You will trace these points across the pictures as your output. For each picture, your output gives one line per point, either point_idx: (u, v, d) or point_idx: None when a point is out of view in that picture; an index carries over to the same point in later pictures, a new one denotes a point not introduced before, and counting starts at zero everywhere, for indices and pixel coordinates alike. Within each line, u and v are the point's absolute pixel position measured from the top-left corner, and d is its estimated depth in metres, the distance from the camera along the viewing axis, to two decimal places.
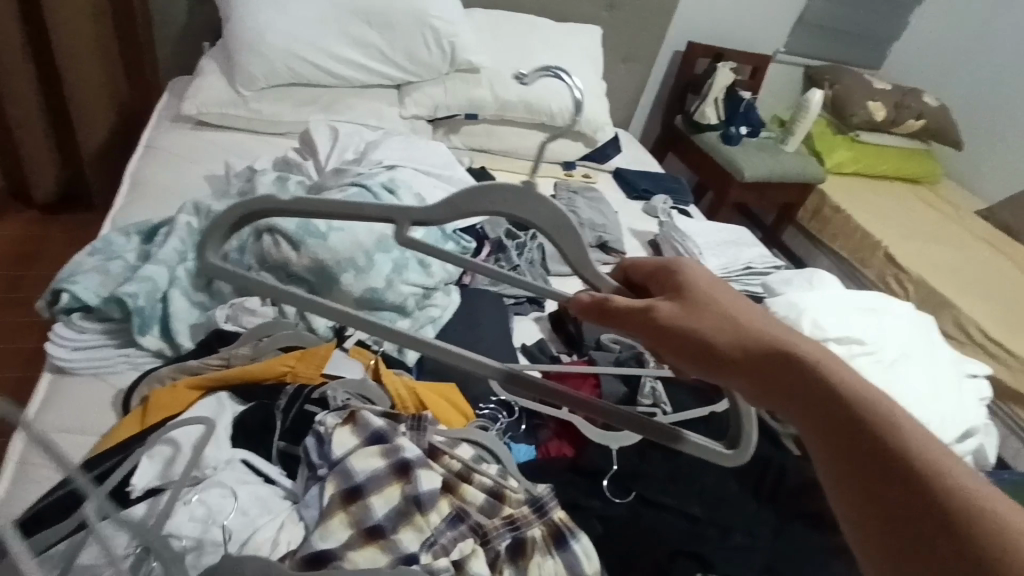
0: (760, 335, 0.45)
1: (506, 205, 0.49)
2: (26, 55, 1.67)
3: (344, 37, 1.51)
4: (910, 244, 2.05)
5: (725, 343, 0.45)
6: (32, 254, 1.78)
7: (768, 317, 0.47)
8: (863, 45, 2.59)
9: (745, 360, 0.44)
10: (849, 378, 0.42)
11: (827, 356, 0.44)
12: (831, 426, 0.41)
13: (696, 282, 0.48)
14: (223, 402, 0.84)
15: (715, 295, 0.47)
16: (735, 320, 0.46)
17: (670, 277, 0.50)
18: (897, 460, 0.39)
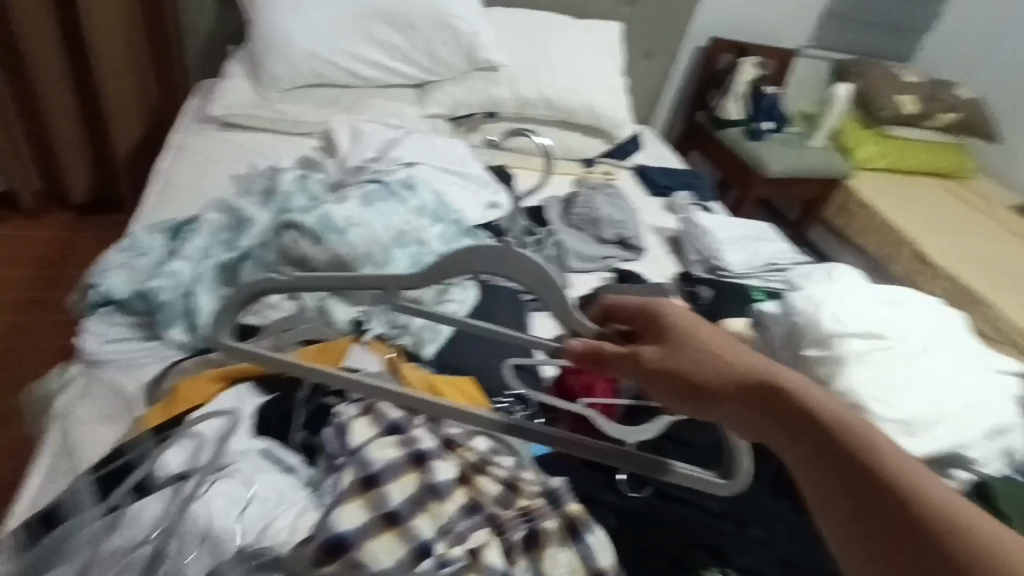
0: (742, 370, 0.46)
1: (488, 266, 0.52)
2: (63, 61, 1.73)
3: (365, 38, 1.53)
4: (941, 240, 2.00)
5: (709, 382, 0.46)
6: (66, 253, 1.85)
7: (751, 351, 0.48)
8: (892, 37, 2.53)
9: (730, 396, 0.45)
10: (832, 408, 0.43)
11: (810, 386, 0.44)
12: (815, 458, 0.41)
13: (679, 322, 0.49)
14: (244, 394, 0.86)
15: (698, 333, 0.49)
16: (719, 356, 0.47)
17: (653, 317, 0.51)
18: (883, 492, 0.38)
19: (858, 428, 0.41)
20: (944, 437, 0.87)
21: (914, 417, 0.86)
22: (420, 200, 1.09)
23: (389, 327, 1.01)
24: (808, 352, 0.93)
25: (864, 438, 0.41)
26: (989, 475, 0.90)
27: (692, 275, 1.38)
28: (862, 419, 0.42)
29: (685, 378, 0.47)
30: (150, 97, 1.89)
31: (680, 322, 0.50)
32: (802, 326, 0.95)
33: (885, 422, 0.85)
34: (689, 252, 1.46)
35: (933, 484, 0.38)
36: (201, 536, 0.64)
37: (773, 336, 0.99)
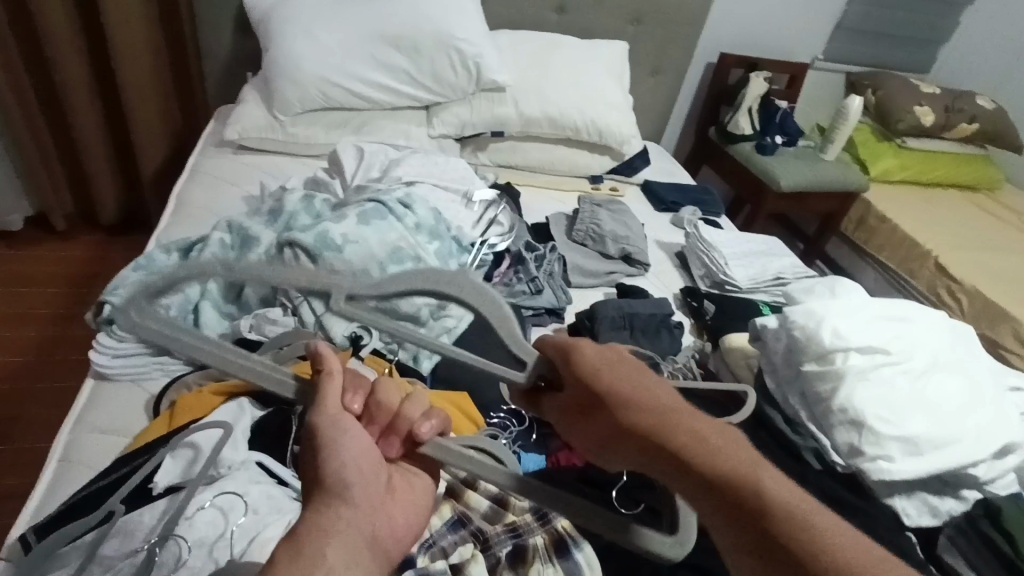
0: (631, 401, 0.45)
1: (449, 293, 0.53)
2: (94, 91, 1.82)
3: (374, 62, 1.58)
4: (963, 253, 1.94)
5: (610, 437, 0.46)
6: (95, 271, 1.94)
7: (661, 391, 0.46)
8: (909, 49, 2.50)
9: (622, 440, 0.45)
10: (730, 462, 0.41)
11: (708, 426, 0.43)
12: (702, 501, 0.41)
13: (587, 367, 0.48)
14: (243, 407, 0.87)
15: (597, 377, 0.47)
16: (621, 395, 0.46)
17: (564, 362, 0.49)
18: (756, 527, 0.38)
19: (732, 462, 0.41)
20: (956, 456, 0.83)
21: (921, 435, 0.83)
22: (416, 217, 1.12)
23: (385, 342, 1.02)
24: (807, 367, 0.91)
25: (738, 470, 0.40)
26: (1001, 494, 0.87)
27: (696, 289, 1.36)
28: (744, 446, 0.43)
29: (597, 434, 0.47)
30: (175, 122, 1.98)
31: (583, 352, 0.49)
32: (801, 342, 0.92)
33: (889, 440, 0.83)
34: (694, 267, 1.45)
35: (804, 511, 0.38)
36: (189, 546, 0.68)
37: (773, 350, 0.97)
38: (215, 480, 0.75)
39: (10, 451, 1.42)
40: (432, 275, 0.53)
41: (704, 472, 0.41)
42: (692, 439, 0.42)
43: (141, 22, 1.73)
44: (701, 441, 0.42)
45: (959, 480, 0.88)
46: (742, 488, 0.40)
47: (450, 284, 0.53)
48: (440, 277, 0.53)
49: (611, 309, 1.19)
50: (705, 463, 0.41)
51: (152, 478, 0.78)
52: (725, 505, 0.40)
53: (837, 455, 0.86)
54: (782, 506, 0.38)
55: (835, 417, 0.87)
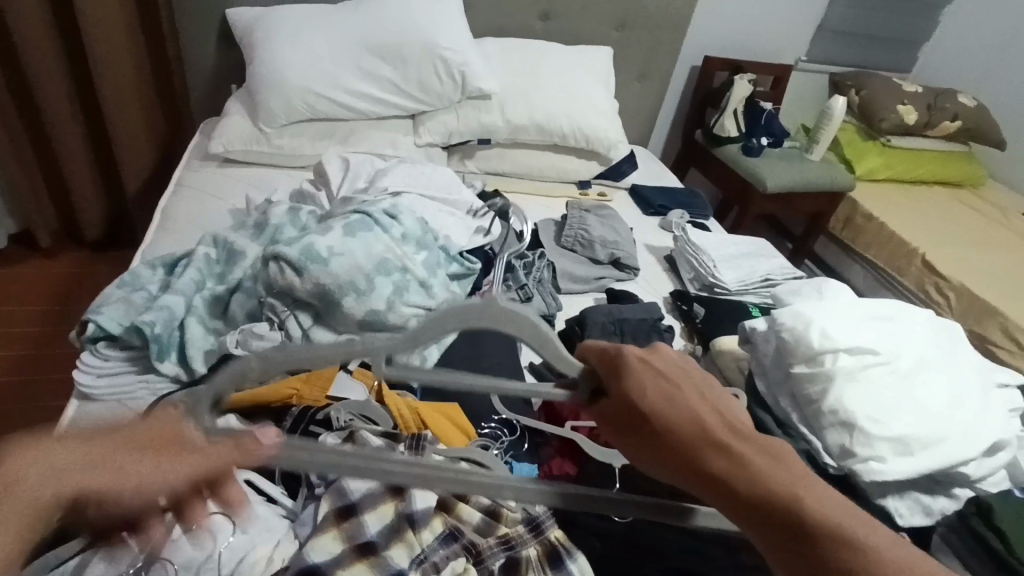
0: (670, 422, 0.45)
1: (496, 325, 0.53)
2: (76, 106, 1.81)
3: (359, 72, 1.57)
4: (950, 249, 1.96)
5: (649, 456, 0.46)
6: (80, 288, 1.92)
7: (710, 408, 0.46)
8: (891, 49, 2.53)
9: (662, 460, 0.46)
10: (778, 485, 0.42)
11: (762, 448, 0.44)
12: (743, 522, 0.43)
13: (637, 379, 0.48)
14: (231, 425, 0.86)
15: (647, 392, 0.47)
16: (668, 412, 0.46)
17: (614, 372, 0.49)
18: (802, 548, 0.41)
19: (777, 485, 0.42)
20: (946, 455, 0.83)
21: (912, 435, 0.83)
22: (403, 228, 1.12)
23: None
24: (797, 369, 0.91)
25: (781, 492, 0.42)
26: (993, 492, 0.87)
27: (686, 292, 1.36)
28: (787, 458, 0.44)
29: (640, 442, 0.47)
30: (159, 136, 1.97)
31: (624, 367, 0.49)
32: (790, 344, 0.92)
33: (879, 440, 0.83)
34: (683, 270, 1.45)
35: (848, 531, 0.41)
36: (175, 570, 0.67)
37: (763, 352, 0.97)
38: None
39: None
40: (463, 310, 0.53)
41: (748, 498, 0.43)
42: (734, 463, 0.43)
43: (123, 36, 1.72)
44: (743, 462, 0.43)
45: (950, 479, 0.88)
46: (783, 510, 0.42)
47: (498, 317, 0.53)
48: (473, 310, 0.53)
49: (600, 316, 1.18)
50: (749, 487, 0.43)
51: None
52: (765, 524, 0.42)
53: (828, 456, 0.86)
54: (825, 527, 0.41)
55: (825, 418, 0.86)
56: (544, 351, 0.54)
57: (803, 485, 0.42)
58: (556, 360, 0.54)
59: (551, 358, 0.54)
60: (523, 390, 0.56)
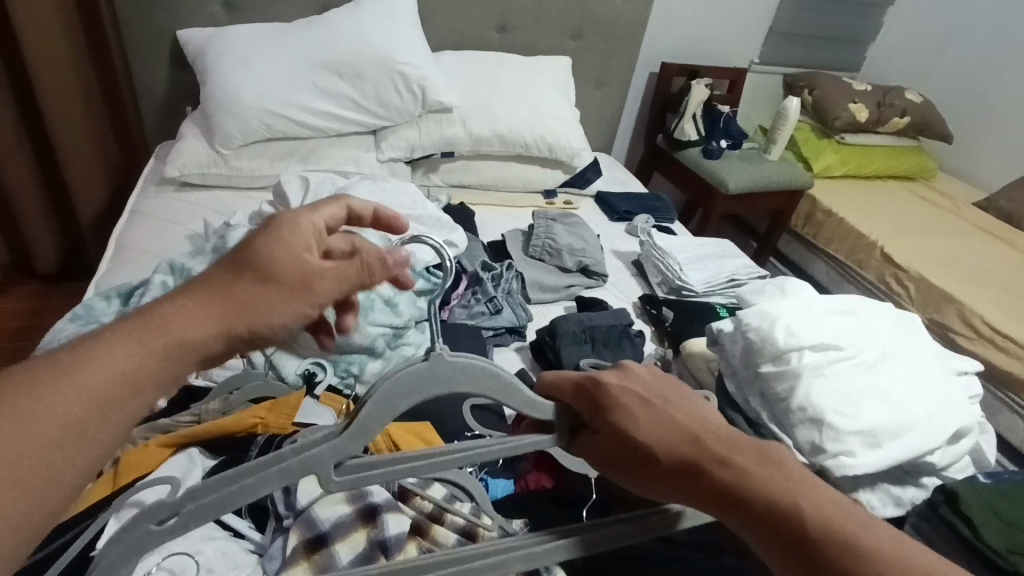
0: (670, 443, 0.49)
1: (454, 383, 0.47)
2: (24, 139, 1.76)
3: (316, 89, 1.55)
4: (907, 240, 2.02)
5: (655, 479, 0.49)
6: (34, 324, 1.84)
7: (694, 422, 0.50)
8: (839, 49, 2.60)
9: (669, 481, 0.49)
10: (769, 482, 0.46)
11: (747, 452, 0.48)
12: (751, 528, 0.46)
13: (618, 407, 0.50)
14: (193, 458, 0.82)
15: (633, 417, 0.50)
16: (659, 432, 0.50)
17: (592, 402, 0.51)
18: (805, 545, 0.44)
19: (777, 489, 0.46)
20: (913, 445, 0.85)
21: (880, 428, 0.85)
22: None
23: (340, 376, 1.00)
24: (764, 368, 0.91)
25: (782, 494, 0.46)
26: (958, 478, 0.89)
27: (655, 296, 1.37)
28: (780, 461, 0.48)
29: (636, 465, 0.50)
30: (113, 163, 1.91)
31: (607, 397, 0.51)
32: (757, 343, 0.93)
33: (848, 435, 0.84)
34: (651, 274, 1.46)
35: (846, 524, 0.44)
36: None
37: (731, 353, 0.98)
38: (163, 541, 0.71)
39: None
40: (410, 380, 0.46)
41: (742, 498, 0.46)
42: (734, 473, 0.47)
43: (70, 64, 1.68)
44: (743, 470, 0.47)
45: (918, 469, 0.90)
46: (778, 507, 0.45)
47: (454, 372, 0.47)
48: (421, 378, 0.47)
49: (571, 324, 1.18)
50: (753, 494, 0.46)
51: (95, 544, 0.73)
52: (764, 521, 0.46)
53: (800, 453, 0.87)
54: (827, 524, 0.44)
55: (795, 416, 0.87)
56: (504, 398, 0.49)
57: (788, 478, 0.47)
58: (522, 408, 0.50)
59: (518, 407, 0.50)
60: (499, 449, 0.51)
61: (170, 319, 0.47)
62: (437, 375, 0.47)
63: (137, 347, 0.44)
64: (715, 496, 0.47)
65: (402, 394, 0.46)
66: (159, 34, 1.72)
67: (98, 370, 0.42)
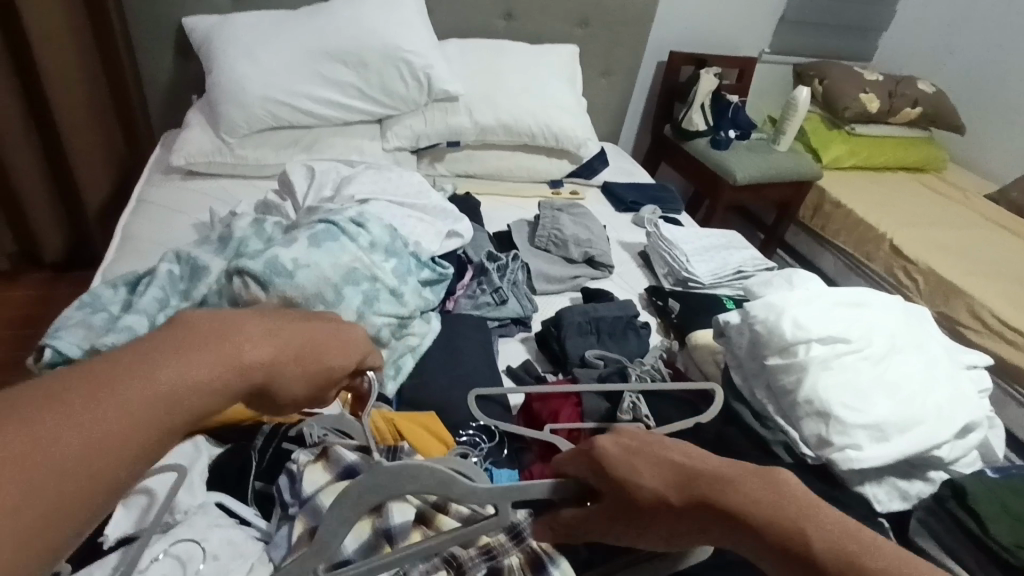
0: (674, 488, 0.50)
1: (391, 489, 0.51)
2: (31, 131, 1.77)
3: (321, 78, 1.54)
4: (915, 232, 2.00)
5: (669, 521, 0.50)
6: (40, 312, 1.85)
7: (692, 459, 0.52)
8: (851, 38, 2.57)
9: (684, 520, 0.50)
10: (771, 507, 0.48)
11: (744, 477, 0.50)
12: (768, 557, 0.48)
13: (618, 464, 0.52)
14: (200, 447, 0.85)
15: (637, 472, 0.51)
16: (665, 477, 0.51)
17: (597, 466, 0.53)
18: (812, 564, 0.46)
19: (781, 512, 0.48)
20: (919, 439, 0.84)
21: (887, 421, 0.84)
22: (370, 236, 1.10)
23: None
24: (771, 360, 0.91)
25: (789, 521, 0.48)
26: (966, 473, 0.89)
27: (661, 287, 1.37)
28: (780, 485, 0.50)
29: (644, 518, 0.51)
30: (117, 152, 1.91)
31: (605, 458, 0.52)
32: (764, 335, 0.92)
33: (855, 429, 0.83)
34: (657, 266, 1.45)
35: (846, 542, 0.47)
36: None
37: (737, 345, 0.97)
38: (169, 527, 0.73)
39: None
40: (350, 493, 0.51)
41: (749, 525, 0.48)
42: (739, 501, 0.49)
43: (75, 53, 1.68)
44: (741, 490, 0.49)
45: (926, 463, 0.89)
46: (783, 532, 0.47)
47: (381, 481, 0.50)
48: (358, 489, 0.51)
49: (577, 316, 1.17)
50: (765, 522, 0.48)
51: (103, 531, 0.75)
52: (775, 547, 0.47)
53: (806, 447, 0.87)
54: (834, 546, 0.46)
55: (802, 409, 0.87)
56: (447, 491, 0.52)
57: (787, 501, 0.49)
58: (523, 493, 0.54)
59: (458, 497, 0.52)
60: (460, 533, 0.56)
61: (233, 337, 0.46)
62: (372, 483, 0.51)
63: (199, 365, 0.43)
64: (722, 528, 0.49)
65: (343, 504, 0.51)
66: (163, 22, 1.71)
67: (132, 410, 0.40)
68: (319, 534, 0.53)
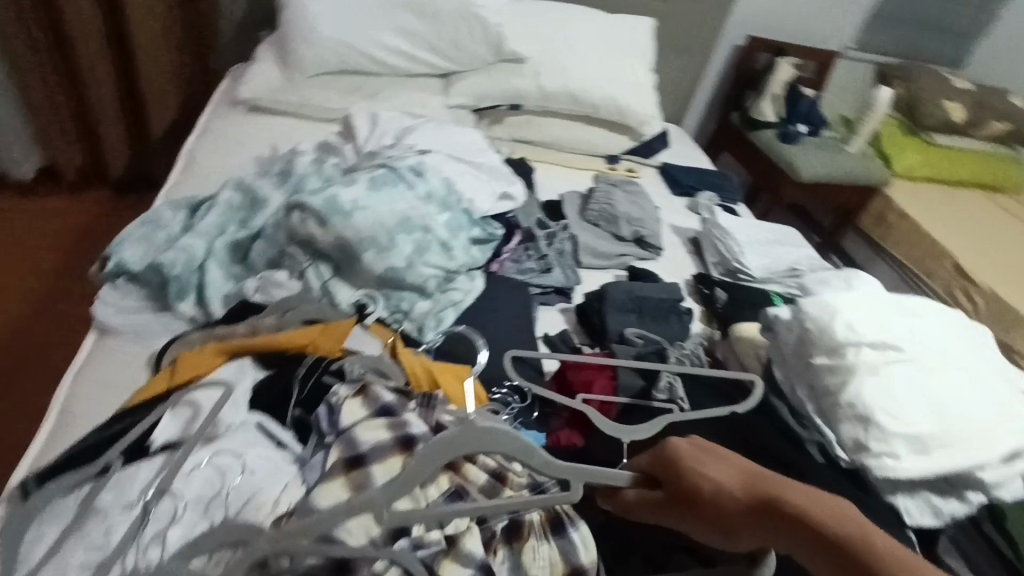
0: (740, 486, 0.54)
1: (485, 443, 0.55)
2: (108, 50, 1.82)
3: (395, 27, 1.55)
4: (983, 254, 1.91)
5: (732, 514, 0.53)
6: (101, 228, 1.93)
7: (758, 468, 0.56)
8: (943, 42, 2.41)
9: (748, 517, 0.53)
10: (832, 513, 0.52)
11: (806, 488, 0.54)
12: (827, 558, 0.50)
13: (690, 459, 0.56)
14: (245, 369, 0.88)
15: (707, 467, 0.56)
16: (733, 477, 0.55)
17: (668, 459, 0.57)
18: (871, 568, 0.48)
19: (841, 519, 0.51)
20: (964, 458, 0.81)
21: (929, 435, 0.82)
22: (427, 187, 1.12)
23: (390, 311, 1.01)
24: (818, 359, 0.89)
25: (849, 530, 0.51)
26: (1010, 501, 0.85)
27: (709, 276, 1.34)
28: (841, 504, 0.53)
29: (710, 510, 0.54)
30: (186, 80, 1.96)
31: (678, 454, 0.57)
32: (813, 333, 0.91)
33: (896, 437, 0.81)
34: (707, 254, 1.43)
35: (902, 556, 0.49)
36: (186, 503, 0.69)
37: (784, 341, 0.96)
38: (212, 439, 0.77)
39: (11, 400, 1.45)
40: (448, 440, 0.54)
41: (810, 524, 0.51)
42: (801, 503, 0.52)
43: None
44: (805, 496, 0.53)
45: (965, 482, 0.85)
46: (843, 537, 0.50)
47: (482, 433, 0.55)
48: (457, 438, 0.54)
49: (620, 293, 1.17)
50: (824, 522, 0.51)
51: (150, 434, 0.79)
52: (833, 550, 0.50)
53: (842, 450, 0.85)
54: (890, 558, 0.49)
55: (842, 411, 0.85)
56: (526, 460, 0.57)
57: (846, 512, 0.52)
58: (603, 480, 0.57)
59: (536, 463, 0.57)
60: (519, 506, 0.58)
61: None
62: (470, 432, 0.55)
63: None
64: (786, 527, 0.52)
65: (437, 448, 0.54)
66: None
67: None
68: (402, 473, 0.54)
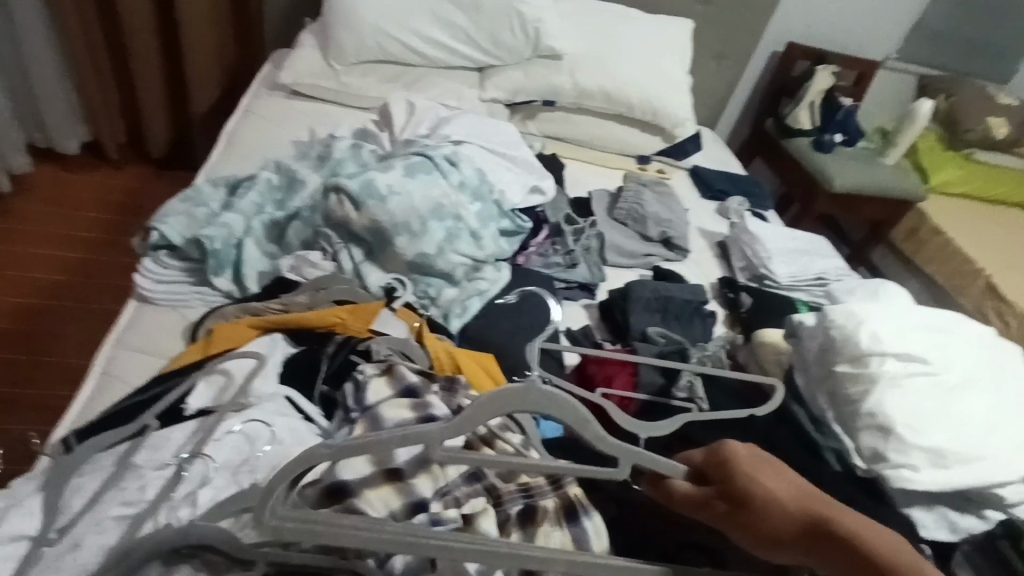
0: (796, 504, 0.52)
1: (540, 407, 0.51)
2: (158, 29, 1.88)
3: (436, 18, 1.58)
4: (1018, 275, 1.87)
5: (782, 529, 0.51)
6: (140, 203, 1.99)
7: (817, 492, 0.54)
8: (992, 56, 2.35)
9: (799, 537, 0.51)
10: (894, 551, 0.49)
11: (868, 521, 0.51)
12: None
13: (746, 465, 0.54)
14: (276, 342, 0.91)
15: (763, 478, 0.53)
16: (789, 493, 0.52)
17: (721, 461, 0.55)
18: None
19: (902, 557, 0.49)
20: (983, 475, 0.81)
21: (950, 449, 0.81)
22: (461, 176, 1.14)
23: (418, 296, 1.04)
24: (840, 367, 0.89)
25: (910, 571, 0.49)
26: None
27: (734, 280, 1.34)
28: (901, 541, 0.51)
29: (759, 523, 0.51)
30: (230, 63, 2.01)
31: (735, 459, 0.54)
32: (837, 341, 0.90)
33: (915, 449, 0.81)
34: (734, 258, 1.43)
35: None
36: (216, 467, 0.71)
37: (807, 349, 0.96)
38: (243, 408, 0.79)
39: (50, 362, 1.51)
40: (502, 397, 0.50)
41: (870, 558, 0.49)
42: (861, 534, 0.50)
43: None
44: (864, 528, 0.51)
45: (984, 500, 0.84)
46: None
47: (539, 399, 0.51)
48: (514, 398, 0.50)
49: (645, 291, 1.18)
50: (886, 557, 0.49)
51: (185, 399, 0.83)
52: None
53: (858, 458, 0.85)
54: None
55: (862, 420, 0.85)
56: (579, 431, 0.52)
57: (907, 551, 0.50)
58: (650, 466, 0.55)
59: (590, 438, 0.53)
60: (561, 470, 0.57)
61: None
62: (530, 394, 0.51)
63: None
64: (840, 555, 0.49)
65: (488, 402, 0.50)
66: None
67: None
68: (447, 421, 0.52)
